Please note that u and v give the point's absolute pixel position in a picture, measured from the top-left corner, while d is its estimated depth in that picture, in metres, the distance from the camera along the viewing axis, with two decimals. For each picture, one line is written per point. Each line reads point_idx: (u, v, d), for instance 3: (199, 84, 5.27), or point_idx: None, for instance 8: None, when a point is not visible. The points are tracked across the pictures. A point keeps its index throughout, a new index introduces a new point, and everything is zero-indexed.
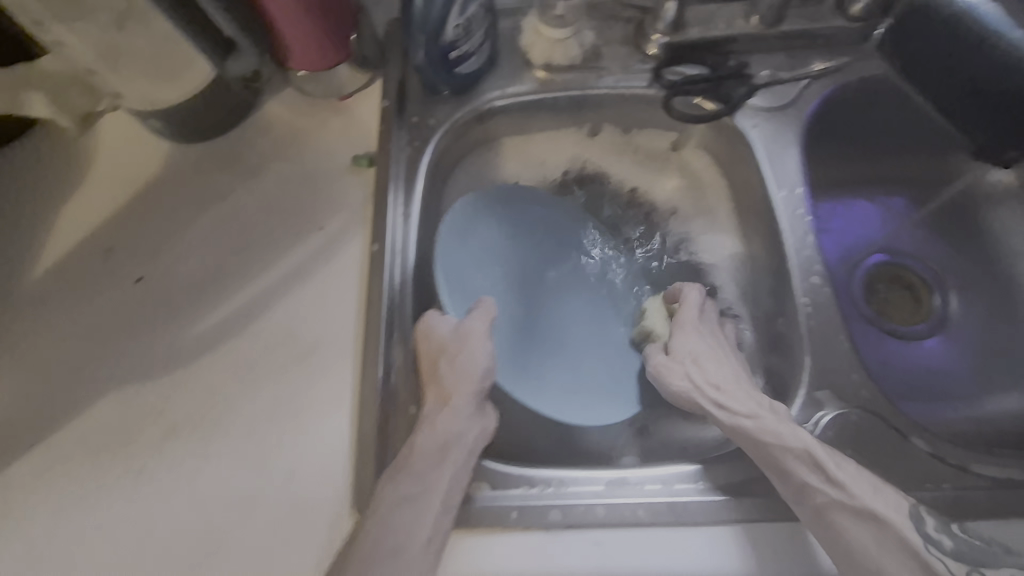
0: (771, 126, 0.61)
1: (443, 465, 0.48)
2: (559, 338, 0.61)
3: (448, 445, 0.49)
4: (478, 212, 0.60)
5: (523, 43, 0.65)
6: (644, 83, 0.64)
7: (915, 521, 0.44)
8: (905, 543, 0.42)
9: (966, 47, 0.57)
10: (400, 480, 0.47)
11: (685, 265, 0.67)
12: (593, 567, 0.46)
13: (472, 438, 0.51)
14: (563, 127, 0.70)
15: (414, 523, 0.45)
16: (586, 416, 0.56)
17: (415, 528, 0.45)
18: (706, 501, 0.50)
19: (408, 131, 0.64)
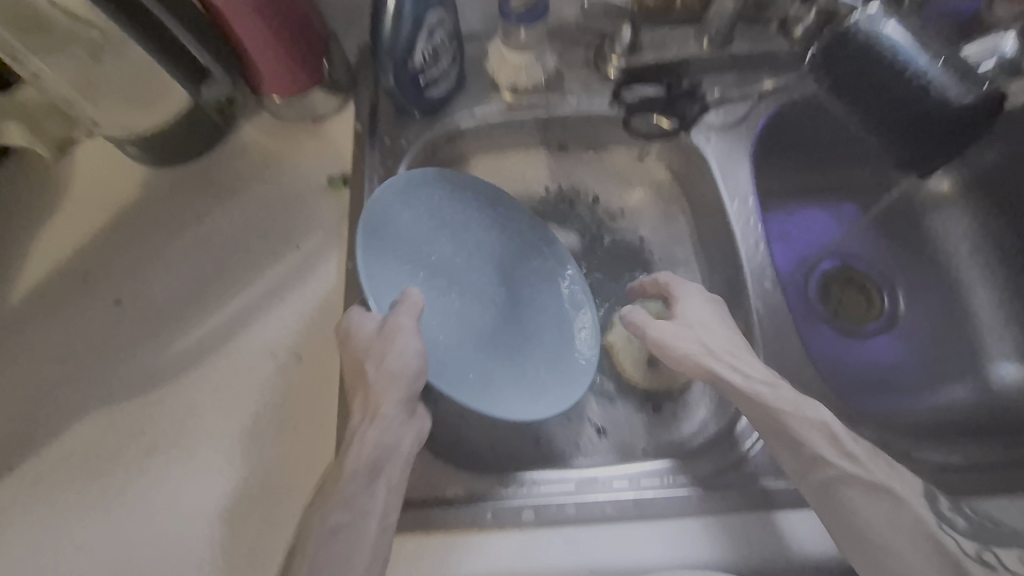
0: (722, 142, 0.65)
1: (375, 485, 0.48)
2: (516, 335, 0.61)
3: (380, 463, 0.49)
4: (426, 199, 0.61)
5: (489, 67, 0.68)
6: (604, 103, 0.67)
7: (892, 501, 0.46)
8: (889, 522, 0.45)
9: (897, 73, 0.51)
10: (331, 509, 0.47)
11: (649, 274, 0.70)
12: (570, 565, 0.49)
13: (406, 446, 0.51)
14: (530, 146, 0.73)
15: (352, 550, 0.45)
16: (518, 410, 0.55)
17: (362, 547, 0.46)
18: (669, 496, 0.52)
19: (380, 152, 0.67)
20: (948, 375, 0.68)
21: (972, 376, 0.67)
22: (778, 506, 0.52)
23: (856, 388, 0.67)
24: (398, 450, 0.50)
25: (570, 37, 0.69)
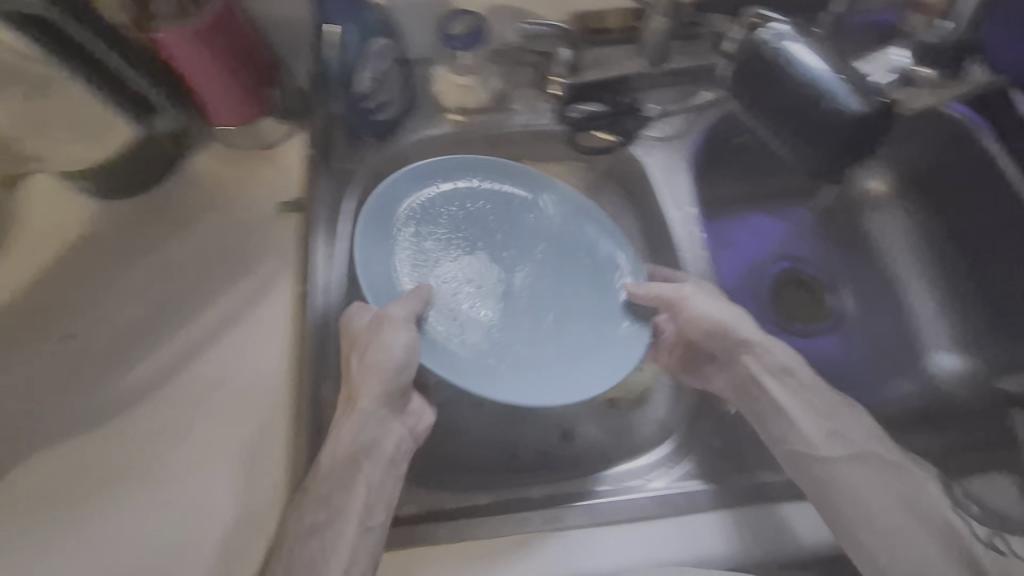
0: (663, 155, 0.68)
1: (352, 486, 0.51)
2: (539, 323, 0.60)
3: (357, 456, 0.52)
4: (438, 189, 0.63)
5: (436, 90, 0.70)
6: (550, 121, 0.70)
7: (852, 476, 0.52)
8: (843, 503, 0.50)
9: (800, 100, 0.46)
10: (307, 509, 0.49)
11: None
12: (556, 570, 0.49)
13: (384, 445, 0.54)
14: (484, 164, 0.75)
15: (330, 544, 0.48)
16: (527, 397, 0.54)
17: (342, 548, 0.48)
18: (633, 500, 0.54)
19: (332, 176, 0.68)
20: (887, 373, 0.70)
21: (908, 372, 0.70)
22: (733, 505, 0.54)
23: None
24: (373, 450, 0.53)
25: (516, 59, 0.71)
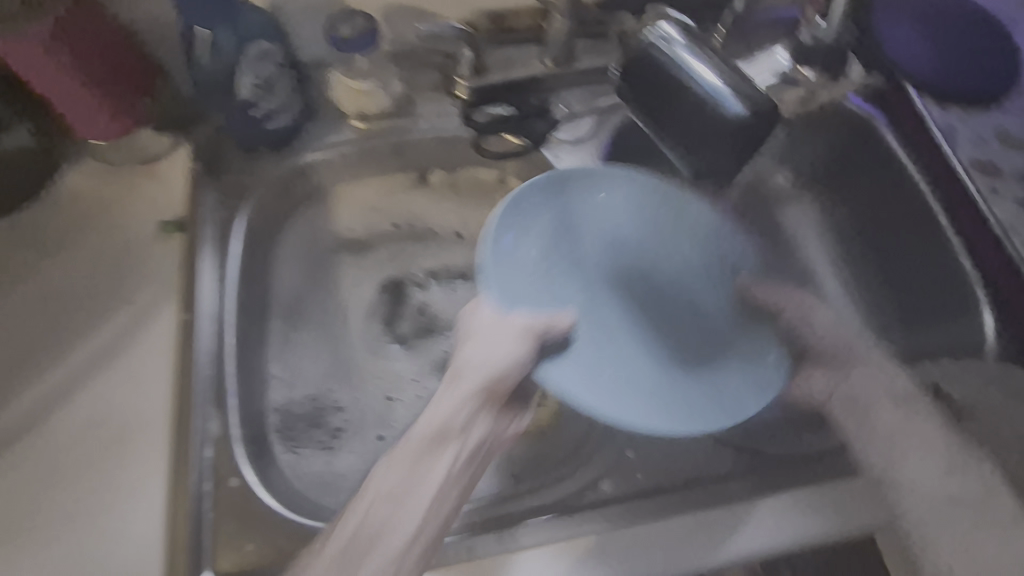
0: (572, 157, 0.67)
1: (438, 453, 0.46)
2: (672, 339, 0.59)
3: (404, 490, 0.44)
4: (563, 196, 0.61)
5: (334, 96, 0.66)
6: (458, 125, 0.67)
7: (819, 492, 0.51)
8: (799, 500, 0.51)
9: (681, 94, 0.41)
10: (392, 465, 0.45)
11: None
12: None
13: (476, 443, 0.48)
14: (393, 172, 0.70)
15: (408, 520, 0.43)
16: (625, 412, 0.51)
17: (409, 521, 0.43)
18: (676, 495, 0.52)
19: (221, 191, 0.63)
20: None
21: None
22: (726, 501, 0.51)
23: None
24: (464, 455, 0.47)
25: (420, 60, 0.68)
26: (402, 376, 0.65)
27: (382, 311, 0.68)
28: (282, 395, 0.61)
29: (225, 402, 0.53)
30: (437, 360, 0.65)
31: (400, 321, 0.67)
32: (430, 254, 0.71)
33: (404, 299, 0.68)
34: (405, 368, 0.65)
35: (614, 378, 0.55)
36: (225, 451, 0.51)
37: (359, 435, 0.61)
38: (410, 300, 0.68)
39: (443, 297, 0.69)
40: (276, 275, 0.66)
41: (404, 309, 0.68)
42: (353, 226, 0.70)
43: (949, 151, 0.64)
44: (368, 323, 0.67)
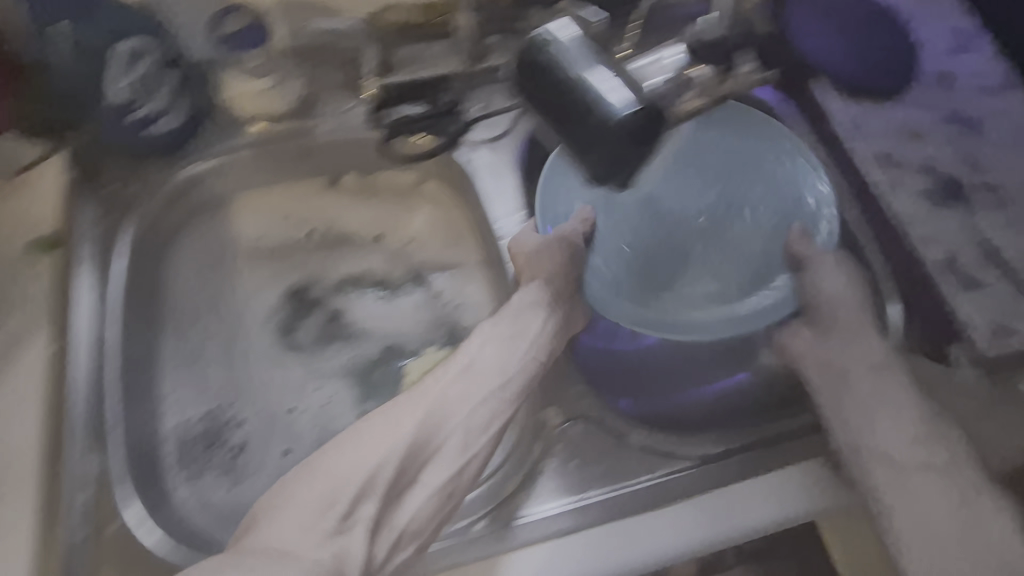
0: (489, 159, 0.64)
1: (469, 382, 0.50)
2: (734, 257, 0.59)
3: (434, 424, 0.48)
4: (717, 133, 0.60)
5: (227, 97, 0.61)
6: (366, 126, 0.63)
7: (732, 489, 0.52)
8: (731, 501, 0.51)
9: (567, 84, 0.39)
10: (401, 403, 0.49)
11: (436, 307, 0.64)
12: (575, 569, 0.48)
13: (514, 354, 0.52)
14: (304, 177, 0.66)
15: (397, 427, 0.47)
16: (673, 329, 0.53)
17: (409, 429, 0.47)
18: (672, 478, 0.53)
19: (102, 205, 0.58)
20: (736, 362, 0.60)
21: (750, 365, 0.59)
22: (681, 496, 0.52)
23: (610, 383, 0.58)
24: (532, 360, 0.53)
25: (319, 60, 0.63)
26: (306, 386, 0.60)
27: (288, 320, 0.63)
28: (176, 416, 0.58)
29: (106, 441, 0.50)
30: (327, 372, 0.61)
31: (305, 327, 0.63)
32: (349, 263, 0.65)
33: (314, 308, 0.64)
34: (308, 375, 0.61)
35: (654, 286, 0.58)
36: (105, 492, 0.49)
37: (260, 452, 0.58)
38: (325, 309, 0.64)
39: (368, 305, 0.64)
40: (174, 288, 0.62)
41: (314, 323, 0.63)
42: (262, 237, 0.64)
43: (851, 146, 0.66)
44: (264, 329, 0.62)
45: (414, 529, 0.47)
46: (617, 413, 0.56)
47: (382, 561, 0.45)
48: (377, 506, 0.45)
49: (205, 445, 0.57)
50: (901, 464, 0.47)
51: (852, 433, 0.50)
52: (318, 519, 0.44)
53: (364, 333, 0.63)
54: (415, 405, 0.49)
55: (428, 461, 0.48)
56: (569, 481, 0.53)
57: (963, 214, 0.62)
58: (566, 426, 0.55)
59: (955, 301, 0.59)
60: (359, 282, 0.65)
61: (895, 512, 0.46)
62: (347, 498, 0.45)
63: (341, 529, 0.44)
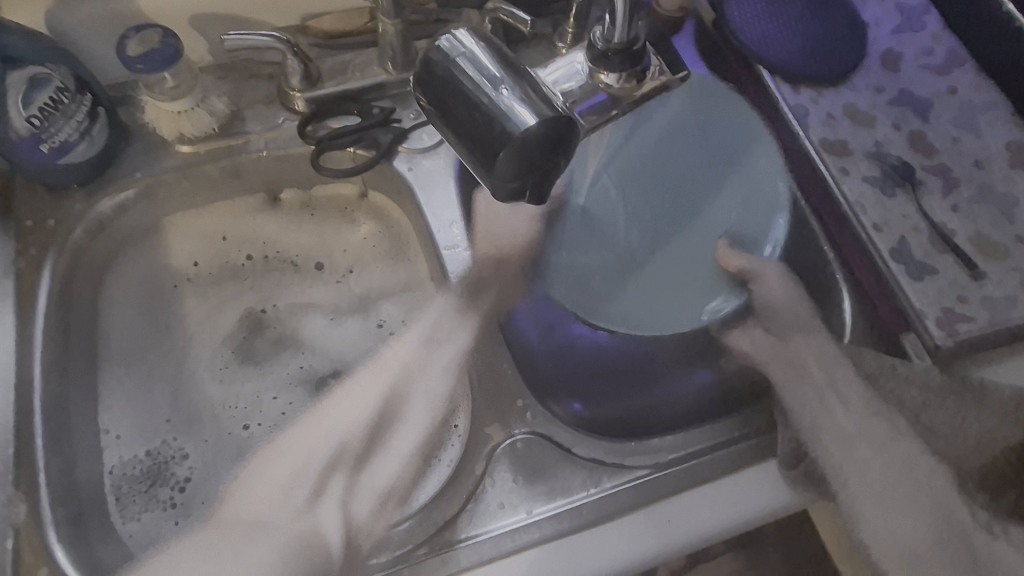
0: (426, 168, 0.61)
1: (413, 382, 0.54)
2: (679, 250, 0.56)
3: (388, 415, 0.52)
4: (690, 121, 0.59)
5: (148, 119, 0.59)
6: (295, 140, 0.61)
7: (693, 495, 0.51)
8: (687, 509, 0.50)
9: (476, 91, 0.37)
10: (351, 386, 0.55)
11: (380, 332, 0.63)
12: None
13: (415, 355, 0.55)
14: (239, 195, 0.64)
15: (346, 416, 0.52)
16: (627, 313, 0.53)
17: (347, 413, 0.52)
18: (628, 486, 0.51)
19: (18, 239, 0.55)
20: (690, 360, 0.61)
21: (705, 361, 0.60)
22: (642, 504, 0.50)
23: (567, 389, 0.59)
24: (479, 341, 0.57)
25: (250, 71, 0.63)
26: (261, 397, 0.60)
27: (240, 343, 0.62)
28: (118, 455, 0.56)
29: (33, 485, 0.48)
30: (286, 382, 0.61)
31: (256, 348, 0.62)
32: (295, 291, 0.64)
33: (266, 327, 0.63)
34: (263, 388, 0.60)
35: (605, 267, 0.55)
36: (31, 536, 0.46)
37: (210, 483, 0.56)
38: (279, 329, 0.63)
39: (319, 325, 0.63)
40: (110, 320, 0.60)
41: (265, 340, 0.62)
42: (204, 261, 0.64)
43: (801, 133, 0.63)
44: (228, 340, 0.62)
45: (395, 492, 0.51)
46: (565, 427, 0.53)
47: (365, 530, 0.48)
48: (345, 479, 0.49)
49: (148, 484, 0.55)
50: (853, 440, 0.50)
51: (808, 417, 0.52)
52: (287, 495, 0.47)
53: (311, 349, 0.63)
54: (375, 380, 0.55)
55: (394, 431, 0.52)
56: (513, 500, 0.50)
57: (914, 196, 0.60)
58: (519, 435, 0.53)
59: (906, 289, 0.56)
60: (308, 309, 0.64)
61: (852, 482, 0.49)
62: (315, 468, 0.48)
63: (311, 502, 0.46)
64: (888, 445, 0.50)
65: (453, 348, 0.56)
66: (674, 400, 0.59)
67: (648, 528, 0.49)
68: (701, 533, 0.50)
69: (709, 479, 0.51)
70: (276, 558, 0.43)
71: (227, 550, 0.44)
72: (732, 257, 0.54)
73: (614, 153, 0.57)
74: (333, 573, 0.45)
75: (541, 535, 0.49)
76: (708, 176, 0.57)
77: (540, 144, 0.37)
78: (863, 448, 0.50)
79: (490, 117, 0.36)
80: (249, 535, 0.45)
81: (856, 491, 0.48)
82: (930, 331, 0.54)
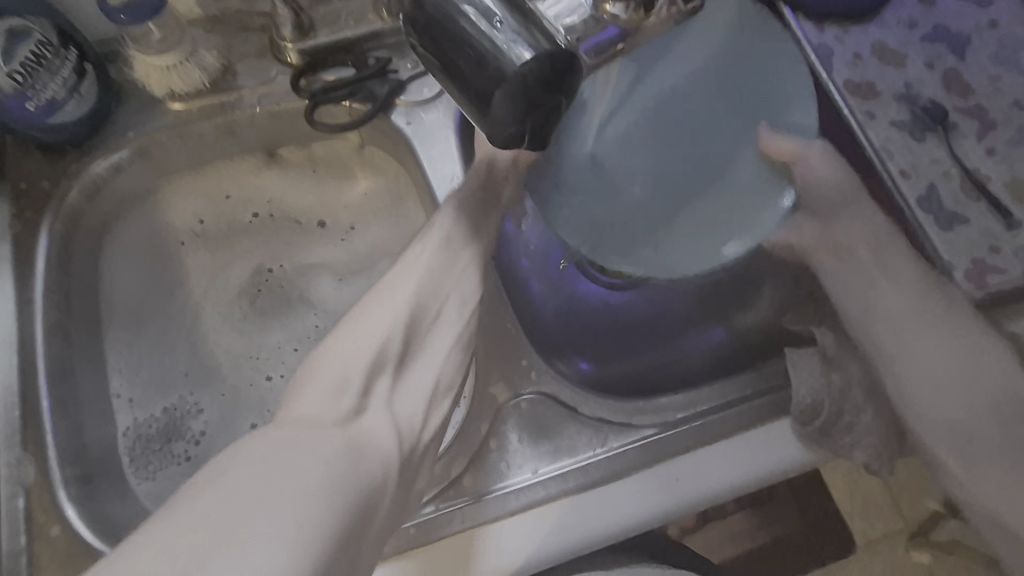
0: (425, 120, 0.59)
1: (465, 322, 0.48)
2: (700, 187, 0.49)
3: (416, 338, 0.45)
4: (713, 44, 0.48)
5: (138, 77, 0.57)
6: (289, 95, 0.59)
7: (702, 452, 0.49)
8: (698, 466, 0.49)
9: (472, 27, 0.34)
10: (380, 303, 0.45)
11: None
12: (529, 550, 0.46)
13: (457, 300, 0.48)
14: (238, 156, 0.63)
15: (371, 334, 0.43)
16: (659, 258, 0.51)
17: (379, 326, 0.43)
18: (632, 442, 0.49)
19: (14, 203, 0.54)
20: (700, 315, 0.60)
21: (716, 314, 0.59)
22: (651, 461, 0.49)
23: (573, 347, 0.58)
24: (487, 235, 0.51)
25: (241, 23, 0.60)
26: (283, 349, 0.60)
27: (254, 296, 0.62)
28: (131, 417, 0.56)
29: (42, 446, 0.48)
30: (306, 335, 0.60)
31: (266, 307, 0.61)
32: (302, 251, 0.63)
33: (274, 286, 0.62)
34: (285, 339, 0.60)
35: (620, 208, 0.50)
36: (42, 495, 0.47)
37: (224, 432, 0.57)
38: (287, 289, 0.62)
39: (329, 287, 0.62)
40: (112, 284, 0.59)
41: (276, 297, 0.62)
42: (206, 222, 0.63)
43: (824, 75, 0.59)
44: (235, 301, 0.61)
45: (443, 388, 0.45)
46: (569, 386, 0.52)
47: (416, 428, 0.42)
48: (390, 380, 0.43)
49: (163, 441, 0.56)
50: (901, 319, 0.48)
51: (857, 294, 0.51)
52: (334, 396, 0.40)
53: (323, 308, 0.62)
54: (402, 286, 0.46)
55: (429, 331, 0.46)
56: (519, 460, 0.49)
57: (945, 139, 0.56)
58: (524, 394, 0.51)
59: (934, 239, 0.52)
60: (318, 269, 0.63)
61: (906, 369, 0.47)
62: (357, 377, 0.41)
63: (361, 401, 0.40)
64: (941, 321, 0.47)
65: (477, 247, 0.50)
66: (683, 358, 0.58)
67: (664, 484, 0.48)
68: (710, 489, 0.48)
69: (722, 437, 0.50)
70: (326, 472, 0.34)
71: (284, 448, 0.35)
72: (783, 142, 0.50)
73: (637, 78, 0.47)
74: (385, 502, 0.37)
75: (546, 494, 0.48)
76: (733, 120, 0.50)
77: (539, 84, 0.34)
78: (910, 335, 0.47)
79: (488, 57, 0.34)
80: (290, 442, 0.35)
81: (910, 380, 0.46)
82: (958, 285, 0.51)
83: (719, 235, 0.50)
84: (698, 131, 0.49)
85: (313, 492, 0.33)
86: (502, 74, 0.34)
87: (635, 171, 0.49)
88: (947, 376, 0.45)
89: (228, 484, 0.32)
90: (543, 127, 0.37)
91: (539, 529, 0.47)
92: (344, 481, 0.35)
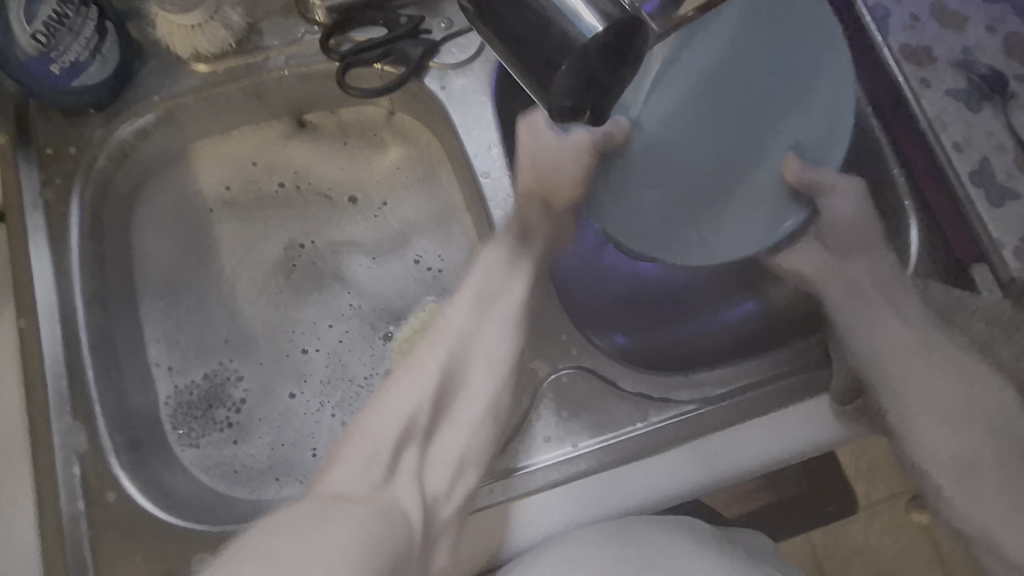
0: (460, 84, 0.56)
1: (493, 314, 0.48)
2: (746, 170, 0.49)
3: (450, 377, 0.45)
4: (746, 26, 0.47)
5: (162, 36, 0.55)
6: (317, 58, 0.56)
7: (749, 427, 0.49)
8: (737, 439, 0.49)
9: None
10: (401, 376, 0.45)
11: (421, 278, 0.61)
12: (570, 519, 0.47)
13: (500, 321, 0.48)
14: (264, 120, 0.62)
15: (410, 394, 0.43)
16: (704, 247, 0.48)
17: (405, 400, 0.43)
18: (677, 417, 0.50)
19: (40, 169, 0.53)
20: (732, 288, 0.60)
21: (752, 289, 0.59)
22: (692, 436, 0.49)
23: (605, 320, 0.57)
24: (531, 284, 0.51)
25: None
26: (319, 325, 0.60)
27: (289, 271, 0.61)
28: (172, 385, 0.57)
29: (91, 415, 0.49)
30: (340, 313, 0.60)
31: (300, 281, 0.61)
32: (333, 227, 0.63)
33: (306, 263, 0.62)
34: (323, 315, 0.60)
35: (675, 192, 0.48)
36: (95, 462, 0.48)
37: (266, 401, 0.58)
38: (322, 266, 0.62)
39: (362, 266, 0.62)
40: (143, 253, 0.59)
41: (308, 274, 0.61)
42: (233, 186, 0.62)
43: (879, 39, 0.56)
44: (269, 274, 0.61)
45: (470, 461, 0.44)
46: (611, 361, 0.52)
47: (439, 501, 0.42)
48: (418, 452, 0.42)
49: (206, 407, 0.57)
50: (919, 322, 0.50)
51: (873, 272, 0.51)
52: (363, 470, 0.39)
53: (356, 288, 0.61)
54: (432, 347, 0.46)
55: (462, 390, 0.45)
56: (559, 433, 0.50)
57: (1001, 110, 0.53)
58: (562, 371, 0.52)
59: (982, 215, 0.51)
60: (350, 247, 0.62)
61: (905, 394, 0.46)
62: (387, 447, 0.41)
63: (391, 474, 0.40)
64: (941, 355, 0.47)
65: (510, 296, 0.50)
66: (713, 330, 0.58)
67: (709, 457, 0.48)
68: (748, 467, 0.48)
69: (758, 413, 0.50)
70: (356, 541, 0.33)
71: (305, 529, 0.33)
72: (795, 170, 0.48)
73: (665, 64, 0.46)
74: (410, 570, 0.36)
75: (587, 467, 0.49)
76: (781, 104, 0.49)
77: (604, 50, 0.32)
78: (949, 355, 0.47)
79: (552, 25, 0.32)
80: (313, 524, 0.33)
81: (909, 402, 0.46)
82: (1007, 264, 0.49)
83: (758, 216, 0.49)
84: (739, 120, 0.48)
85: (347, 556, 0.32)
86: (567, 40, 0.31)
87: (676, 166, 0.48)
88: (953, 408, 0.45)
89: (284, 543, 0.32)
90: (606, 95, 0.33)
91: (579, 497, 0.47)
92: (368, 552, 0.33)
